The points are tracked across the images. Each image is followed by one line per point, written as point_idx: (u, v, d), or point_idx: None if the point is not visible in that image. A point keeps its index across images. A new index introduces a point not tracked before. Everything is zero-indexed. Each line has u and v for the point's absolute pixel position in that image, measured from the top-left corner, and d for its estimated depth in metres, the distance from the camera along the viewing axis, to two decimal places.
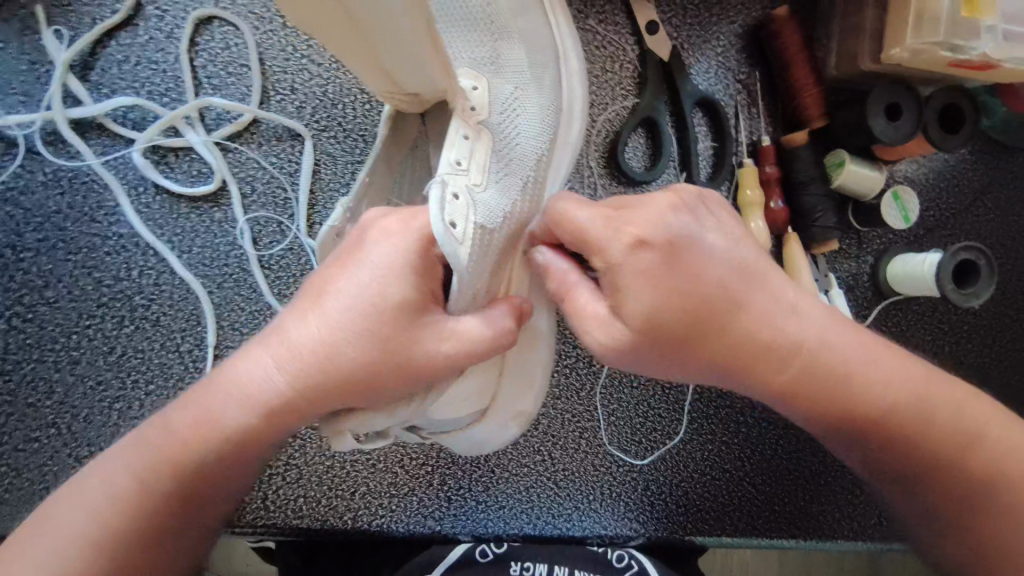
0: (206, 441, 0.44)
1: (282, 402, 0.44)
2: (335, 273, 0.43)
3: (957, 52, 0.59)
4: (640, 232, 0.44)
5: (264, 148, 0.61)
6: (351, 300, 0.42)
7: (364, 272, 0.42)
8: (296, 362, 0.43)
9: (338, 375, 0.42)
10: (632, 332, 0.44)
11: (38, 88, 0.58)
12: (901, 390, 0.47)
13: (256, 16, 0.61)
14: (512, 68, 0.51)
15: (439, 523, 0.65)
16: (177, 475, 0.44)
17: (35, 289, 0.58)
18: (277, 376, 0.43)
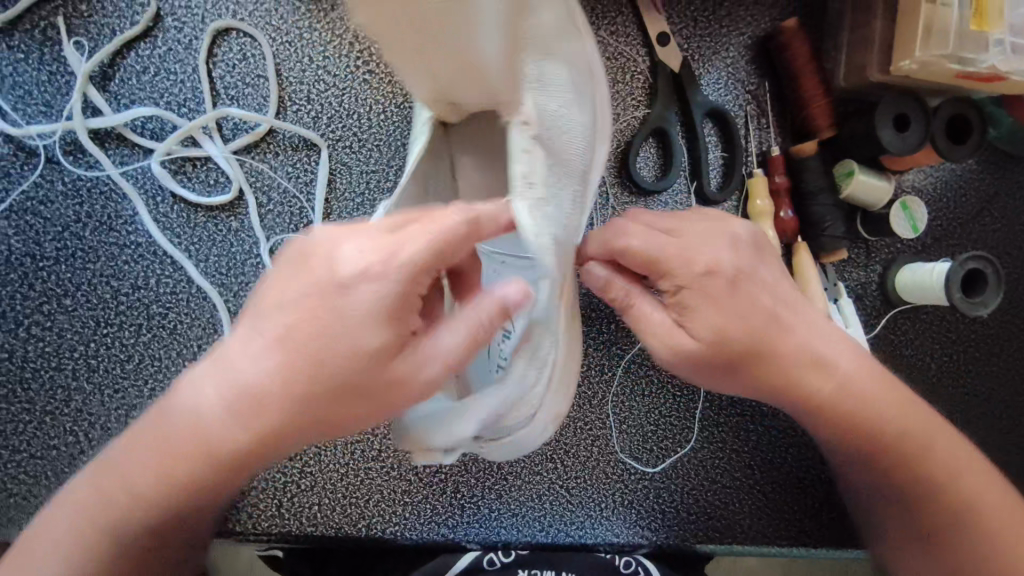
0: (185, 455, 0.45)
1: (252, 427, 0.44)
2: (297, 291, 0.42)
3: (965, 65, 0.60)
4: (709, 261, 0.51)
5: (280, 158, 0.61)
6: (309, 328, 0.42)
7: (323, 298, 0.41)
8: (261, 389, 0.43)
9: (304, 403, 0.42)
10: (699, 346, 0.52)
11: (59, 98, 0.59)
12: (889, 393, 0.57)
13: (273, 27, 0.61)
14: (557, 83, 0.50)
15: (452, 530, 0.65)
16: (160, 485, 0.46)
17: (53, 297, 0.59)
18: (244, 400, 0.43)
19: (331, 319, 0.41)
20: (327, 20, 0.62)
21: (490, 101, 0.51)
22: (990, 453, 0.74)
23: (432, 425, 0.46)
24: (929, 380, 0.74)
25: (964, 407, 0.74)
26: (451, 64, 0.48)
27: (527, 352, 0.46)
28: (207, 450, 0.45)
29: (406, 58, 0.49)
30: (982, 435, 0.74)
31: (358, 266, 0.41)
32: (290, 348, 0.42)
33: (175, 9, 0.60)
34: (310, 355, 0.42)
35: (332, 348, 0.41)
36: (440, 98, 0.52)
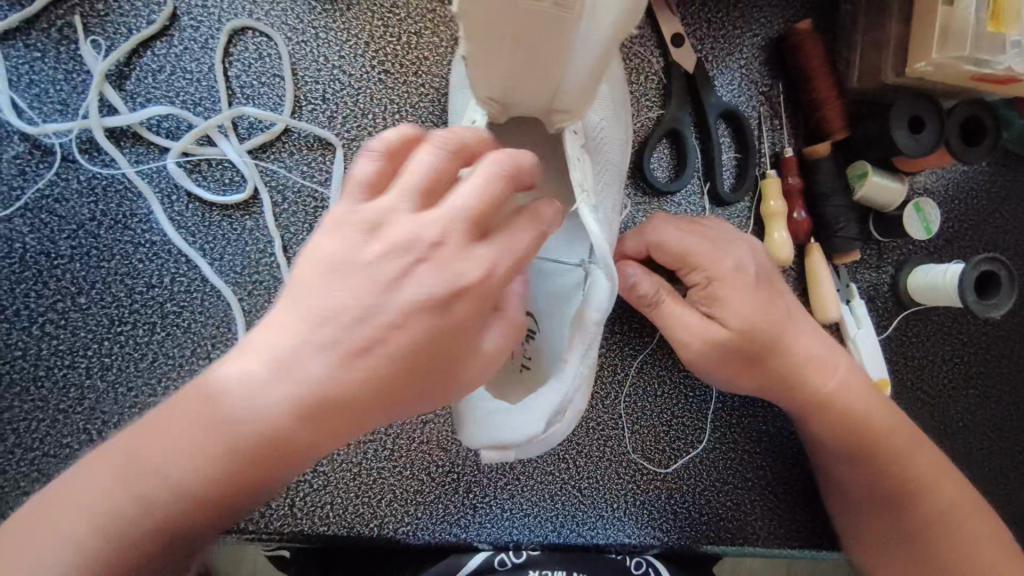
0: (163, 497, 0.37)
1: (252, 458, 0.37)
2: (340, 299, 0.36)
3: (982, 66, 0.60)
4: (736, 263, 0.60)
5: (295, 157, 0.61)
6: (348, 345, 0.36)
7: (386, 307, 0.36)
8: (274, 418, 0.36)
9: (329, 426, 0.37)
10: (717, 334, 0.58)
11: (75, 97, 0.59)
12: (872, 401, 0.61)
13: (289, 27, 0.62)
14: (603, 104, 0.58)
15: (464, 531, 0.65)
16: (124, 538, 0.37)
17: (67, 295, 0.58)
18: (247, 427, 0.36)
19: (389, 336, 0.36)
20: (343, 20, 0.62)
21: (547, 99, 0.52)
22: (1000, 455, 0.74)
23: (498, 426, 0.45)
24: (940, 382, 0.74)
25: (975, 409, 0.74)
26: (528, 60, 0.48)
27: (586, 336, 0.47)
28: (190, 488, 0.37)
29: (486, 46, 0.46)
30: (993, 437, 0.74)
31: (433, 279, 0.37)
32: (314, 366, 0.36)
33: (191, 9, 0.61)
34: (349, 374, 0.36)
35: (381, 366, 0.36)
36: (494, 90, 0.51)
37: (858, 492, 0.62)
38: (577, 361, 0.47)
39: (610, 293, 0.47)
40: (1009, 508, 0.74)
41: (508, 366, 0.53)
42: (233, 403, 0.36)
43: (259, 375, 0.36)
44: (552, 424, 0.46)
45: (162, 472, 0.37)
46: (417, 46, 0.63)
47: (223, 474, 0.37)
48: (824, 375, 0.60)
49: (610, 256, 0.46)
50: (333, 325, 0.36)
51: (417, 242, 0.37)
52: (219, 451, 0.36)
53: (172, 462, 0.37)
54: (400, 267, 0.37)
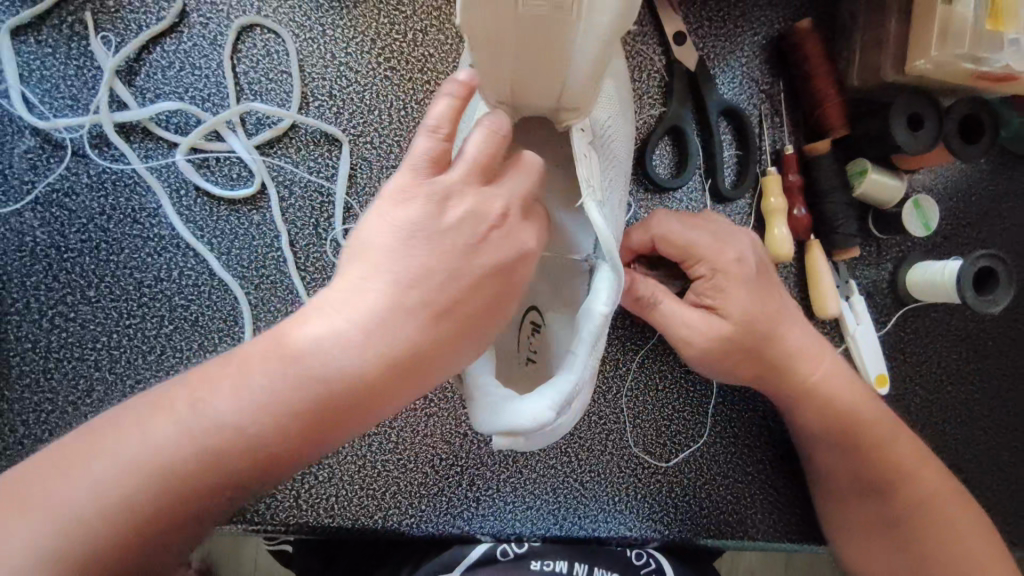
0: (220, 449, 0.36)
1: (323, 415, 0.37)
2: (422, 262, 0.39)
3: (980, 63, 0.61)
4: (737, 253, 0.60)
5: (302, 153, 0.62)
6: (430, 306, 0.38)
7: (462, 272, 0.40)
8: (354, 373, 0.37)
9: (400, 387, 0.38)
10: (711, 329, 0.59)
11: (85, 92, 0.60)
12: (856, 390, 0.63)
13: (297, 24, 0.62)
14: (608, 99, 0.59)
15: (467, 523, 0.66)
16: (178, 489, 0.36)
17: (77, 288, 0.59)
18: (324, 381, 0.37)
19: (463, 298, 0.39)
20: (349, 17, 0.63)
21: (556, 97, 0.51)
22: (997, 451, 0.75)
23: (513, 409, 0.44)
24: (939, 378, 0.74)
25: (973, 405, 0.75)
26: (536, 57, 0.46)
27: (596, 325, 0.48)
28: (260, 441, 0.37)
29: (493, 59, 0.47)
30: (991, 433, 0.75)
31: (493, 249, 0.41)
32: (399, 324, 0.38)
33: (200, 5, 0.61)
34: (426, 335, 0.38)
35: (454, 329, 0.39)
36: (505, 90, 0.51)
37: (852, 482, 0.63)
38: (586, 353, 0.47)
39: (616, 286, 0.50)
40: (1006, 503, 0.75)
41: (512, 357, 0.55)
42: (313, 354, 0.37)
43: (343, 329, 0.37)
44: (559, 412, 0.45)
45: (224, 424, 0.36)
46: (422, 43, 0.64)
47: (288, 429, 0.37)
48: (812, 368, 0.62)
49: (616, 252, 0.49)
50: (416, 288, 0.38)
51: (483, 217, 0.41)
52: (289, 405, 0.36)
53: (237, 412, 0.36)
54: (471, 237, 0.40)
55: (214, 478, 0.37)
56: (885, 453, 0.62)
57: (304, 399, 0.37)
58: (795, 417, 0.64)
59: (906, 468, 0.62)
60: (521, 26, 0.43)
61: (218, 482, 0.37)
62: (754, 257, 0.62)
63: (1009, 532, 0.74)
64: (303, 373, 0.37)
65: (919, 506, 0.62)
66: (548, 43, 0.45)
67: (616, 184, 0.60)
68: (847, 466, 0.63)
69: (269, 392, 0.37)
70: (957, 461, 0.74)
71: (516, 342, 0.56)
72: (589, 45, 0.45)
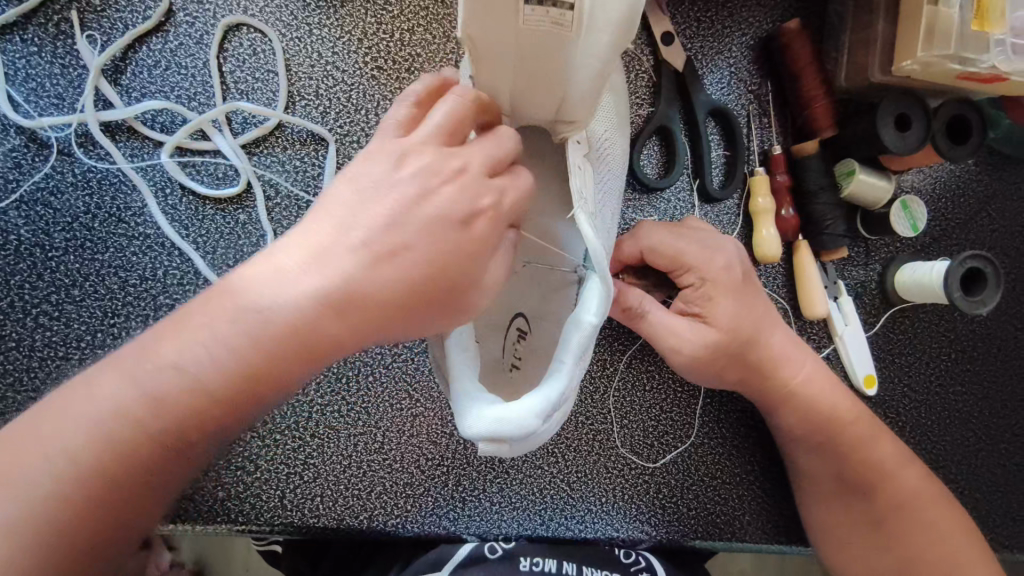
0: (177, 392, 0.37)
1: (276, 354, 0.37)
2: (372, 209, 0.38)
3: (966, 65, 0.61)
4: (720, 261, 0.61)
5: (288, 152, 0.62)
6: (375, 249, 0.37)
7: (410, 221, 0.38)
8: (301, 309, 0.37)
9: (351, 327, 0.37)
10: (696, 331, 0.59)
11: (71, 91, 0.60)
12: (839, 394, 0.64)
13: (284, 23, 0.62)
14: (604, 114, 0.60)
15: (453, 524, 0.65)
16: (138, 434, 0.37)
17: (61, 287, 0.59)
18: (272, 319, 0.37)
19: (411, 246, 0.38)
20: (336, 17, 0.63)
21: (554, 109, 0.54)
22: (987, 452, 0.75)
23: (499, 414, 0.43)
24: (928, 379, 0.74)
25: (963, 407, 0.75)
26: (538, 72, 0.50)
27: (585, 335, 0.48)
28: (211, 386, 0.37)
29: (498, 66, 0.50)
30: (980, 434, 0.75)
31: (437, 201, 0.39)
32: (344, 265, 0.37)
33: (186, 5, 0.61)
34: (372, 277, 0.37)
35: (404, 274, 0.38)
36: (505, 103, 0.54)
37: (835, 484, 0.64)
38: (572, 361, 0.47)
39: (605, 297, 0.50)
40: (996, 505, 0.75)
41: (498, 367, 0.55)
42: (262, 293, 0.37)
43: (291, 270, 0.38)
44: (545, 419, 0.45)
45: (179, 366, 0.37)
46: (409, 43, 0.64)
47: (243, 369, 0.37)
48: (792, 371, 0.62)
49: (606, 265, 0.49)
50: (364, 232, 0.38)
51: (432, 172, 0.39)
52: (241, 345, 0.37)
53: (191, 357, 0.37)
54: (418, 189, 0.39)
55: (173, 421, 0.38)
56: (866, 454, 0.62)
57: (255, 336, 0.37)
58: (776, 421, 0.64)
59: (888, 468, 0.63)
60: (523, 40, 0.47)
61: (179, 425, 0.38)
62: (740, 259, 0.62)
63: (999, 534, 0.74)
64: (253, 311, 0.37)
65: (901, 505, 0.62)
66: (549, 57, 0.49)
67: (611, 196, 0.61)
68: (828, 467, 0.64)
69: (220, 333, 0.37)
70: (946, 462, 0.74)
71: (501, 350, 0.55)
72: (588, 59, 0.49)
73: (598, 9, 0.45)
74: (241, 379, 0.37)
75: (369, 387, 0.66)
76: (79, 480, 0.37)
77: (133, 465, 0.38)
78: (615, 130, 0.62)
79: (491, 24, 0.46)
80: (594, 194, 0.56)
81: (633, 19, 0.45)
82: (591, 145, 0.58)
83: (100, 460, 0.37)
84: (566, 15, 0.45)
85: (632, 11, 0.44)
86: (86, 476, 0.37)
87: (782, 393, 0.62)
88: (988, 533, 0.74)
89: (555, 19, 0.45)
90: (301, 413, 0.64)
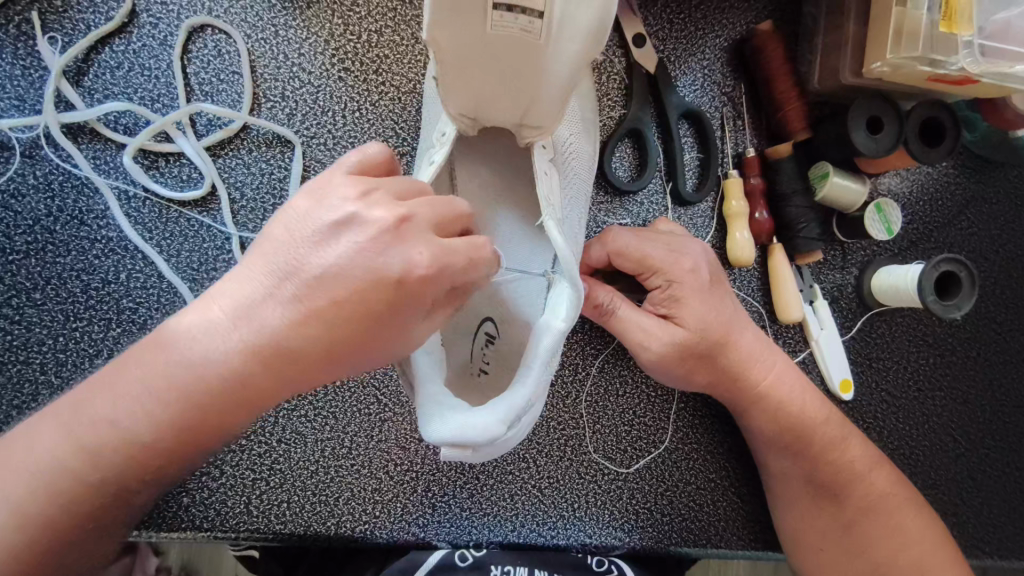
0: (115, 442, 0.42)
1: (206, 405, 0.40)
2: (302, 256, 0.37)
3: (936, 67, 0.60)
4: (689, 264, 0.60)
5: (254, 154, 0.62)
6: (303, 303, 0.37)
7: (336, 274, 0.37)
8: (229, 367, 0.39)
9: (261, 378, 0.39)
10: (665, 335, 0.59)
11: (33, 92, 0.59)
12: (811, 395, 0.64)
13: (249, 24, 0.62)
14: (571, 120, 0.60)
15: (422, 530, 0.65)
16: (108, 456, 0.42)
17: (22, 291, 0.58)
18: (189, 372, 0.40)
19: (334, 300, 0.37)
20: (302, 18, 0.62)
21: (519, 115, 0.54)
22: (967, 457, 0.74)
23: (463, 418, 0.41)
24: (906, 383, 0.74)
25: (941, 411, 0.74)
26: (508, 74, 0.49)
27: (553, 337, 0.47)
28: (151, 427, 0.41)
29: (463, 74, 0.50)
30: (960, 439, 0.74)
31: (373, 256, 0.36)
32: (272, 321, 0.38)
33: (150, 6, 0.61)
34: (293, 335, 0.37)
35: (326, 327, 0.37)
36: (469, 109, 0.53)
37: (804, 489, 0.63)
38: (541, 367, 0.45)
39: (575, 299, 0.48)
40: (977, 511, 0.74)
41: (465, 370, 0.54)
42: (192, 348, 0.39)
43: (218, 323, 0.39)
44: (511, 425, 0.43)
45: (117, 419, 0.41)
46: (377, 44, 0.63)
47: (177, 420, 0.41)
48: (762, 373, 0.62)
49: (575, 267, 0.47)
50: (293, 281, 0.37)
51: (370, 224, 0.37)
52: (172, 395, 0.40)
53: (125, 411, 0.41)
54: (355, 242, 0.37)
55: (112, 466, 0.42)
56: (828, 455, 0.63)
57: (185, 391, 0.40)
58: (747, 426, 0.64)
59: (859, 470, 0.63)
60: (492, 42, 0.47)
61: (122, 467, 0.43)
62: (709, 262, 0.61)
63: (980, 540, 0.73)
64: (183, 368, 0.39)
65: (871, 508, 0.62)
66: (517, 60, 0.48)
67: (578, 201, 0.60)
68: (798, 472, 0.63)
69: (156, 385, 0.40)
70: (924, 467, 0.73)
71: (469, 353, 0.54)
72: (557, 71, 0.48)
73: (568, 18, 0.45)
74: (172, 428, 0.41)
75: (336, 393, 0.65)
76: (35, 524, 0.43)
77: (106, 483, 0.43)
78: (581, 137, 0.61)
79: (459, 29, 0.46)
80: (560, 203, 0.55)
81: (603, 32, 0.45)
82: (555, 151, 0.57)
83: (46, 504, 0.42)
84: (535, 22, 0.45)
85: (600, 28, 0.44)
86: (32, 523, 0.43)
87: (752, 396, 0.62)
88: (968, 538, 0.73)
89: (525, 25, 0.45)
90: (265, 419, 0.64)
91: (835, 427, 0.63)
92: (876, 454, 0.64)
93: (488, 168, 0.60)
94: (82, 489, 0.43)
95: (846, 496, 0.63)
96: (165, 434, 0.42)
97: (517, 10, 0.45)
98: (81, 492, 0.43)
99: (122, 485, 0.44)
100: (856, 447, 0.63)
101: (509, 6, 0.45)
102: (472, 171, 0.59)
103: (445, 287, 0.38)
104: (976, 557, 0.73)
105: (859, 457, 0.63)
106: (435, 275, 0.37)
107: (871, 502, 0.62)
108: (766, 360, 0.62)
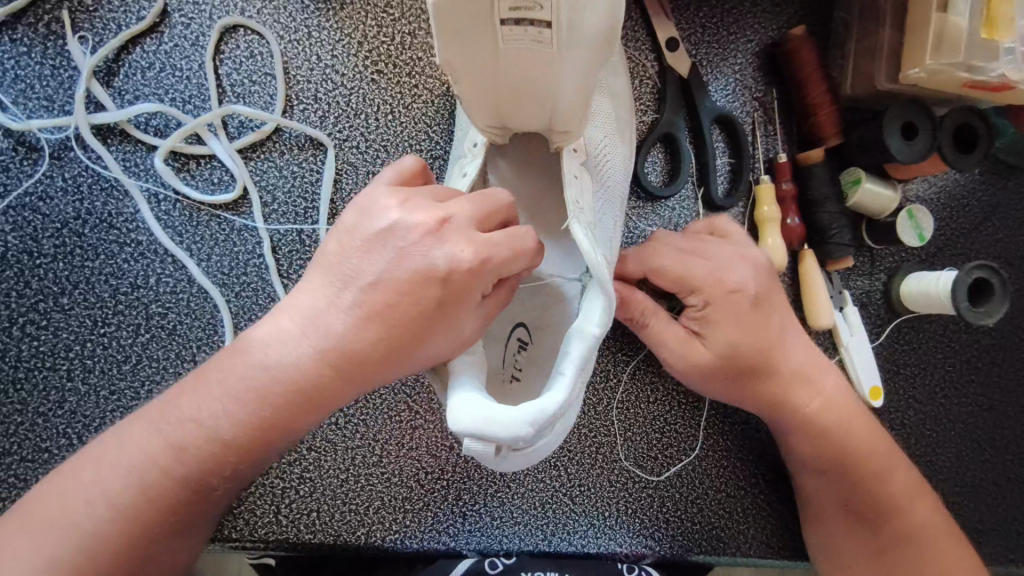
0: (199, 439, 0.45)
1: (287, 408, 0.44)
2: (354, 267, 0.43)
3: (974, 73, 0.60)
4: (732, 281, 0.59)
5: (286, 156, 0.61)
6: (361, 306, 0.42)
7: (385, 279, 0.42)
8: (301, 370, 0.43)
9: (331, 379, 0.43)
10: (703, 355, 0.59)
11: (61, 93, 0.58)
12: (847, 401, 0.63)
13: (282, 25, 0.61)
14: (601, 119, 0.60)
15: (453, 540, 0.64)
16: (182, 465, 0.45)
17: (49, 296, 0.57)
18: (262, 378, 0.44)
19: (388, 301, 0.41)
20: (335, 19, 0.62)
21: (547, 121, 0.52)
22: (992, 464, 0.74)
23: (490, 413, 0.38)
24: (933, 389, 0.73)
25: (967, 417, 0.74)
26: (524, 83, 0.48)
27: (586, 344, 0.44)
28: (227, 431, 0.45)
29: (483, 91, 0.49)
30: (985, 446, 0.74)
31: (422, 254, 0.41)
32: (337, 326, 0.42)
33: (182, 5, 0.60)
34: (360, 336, 0.42)
35: (384, 326, 0.42)
36: (499, 124, 0.53)
37: (833, 495, 0.63)
38: (573, 373, 0.42)
39: (607, 308, 0.46)
40: (1000, 518, 0.73)
41: (497, 376, 0.53)
42: (268, 354, 0.44)
43: (292, 333, 0.43)
44: (541, 429, 0.40)
45: (195, 421, 0.45)
46: (410, 46, 0.62)
47: (252, 421, 0.44)
48: (799, 384, 0.61)
49: (604, 273, 0.46)
50: (350, 289, 0.42)
51: (414, 227, 0.42)
52: (254, 402, 0.44)
53: (208, 410, 0.45)
54: (398, 247, 0.42)
55: (196, 463, 0.45)
56: (861, 463, 0.61)
57: (263, 392, 0.44)
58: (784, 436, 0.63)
59: (892, 477, 0.62)
60: (502, 57, 0.45)
61: (199, 472, 0.45)
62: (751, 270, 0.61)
63: (1004, 547, 0.73)
64: (255, 369, 0.44)
65: (903, 517, 0.61)
66: (538, 74, 0.46)
67: (612, 206, 0.60)
68: (828, 480, 0.63)
69: (232, 391, 0.44)
70: (951, 474, 0.73)
71: (501, 359, 0.53)
72: (571, 77, 0.46)
73: (576, 26, 0.43)
74: (255, 426, 0.44)
75: (367, 399, 0.64)
76: (125, 522, 0.44)
77: (176, 493, 0.45)
78: (615, 137, 0.61)
79: (467, 51, 0.45)
80: (591, 206, 0.55)
81: (613, 34, 0.43)
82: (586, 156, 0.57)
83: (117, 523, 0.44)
84: (546, 32, 0.43)
85: (611, 29, 0.43)
86: (122, 523, 0.44)
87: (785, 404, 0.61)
88: (992, 545, 0.73)
89: (536, 36, 0.43)
90: None
91: (869, 437, 0.62)
92: (907, 461, 0.64)
93: (523, 175, 0.59)
94: (159, 485, 0.45)
95: (880, 506, 0.61)
96: (242, 438, 0.45)
97: (525, 22, 0.42)
98: (160, 493, 0.45)
99: (199, 484, 0.46)
100: (889, 455, 0.62)
101: (517, 19, 0.42)
102: (505, 177, 0.59)
103: (489, 280, 0.42)
104: (1001, 565, 0.73)
105: (893, 466, 0.62)
106: (478, 268, 0.41)
107: (904, 511, 0.61)
108: (806, 368, 0.61)
